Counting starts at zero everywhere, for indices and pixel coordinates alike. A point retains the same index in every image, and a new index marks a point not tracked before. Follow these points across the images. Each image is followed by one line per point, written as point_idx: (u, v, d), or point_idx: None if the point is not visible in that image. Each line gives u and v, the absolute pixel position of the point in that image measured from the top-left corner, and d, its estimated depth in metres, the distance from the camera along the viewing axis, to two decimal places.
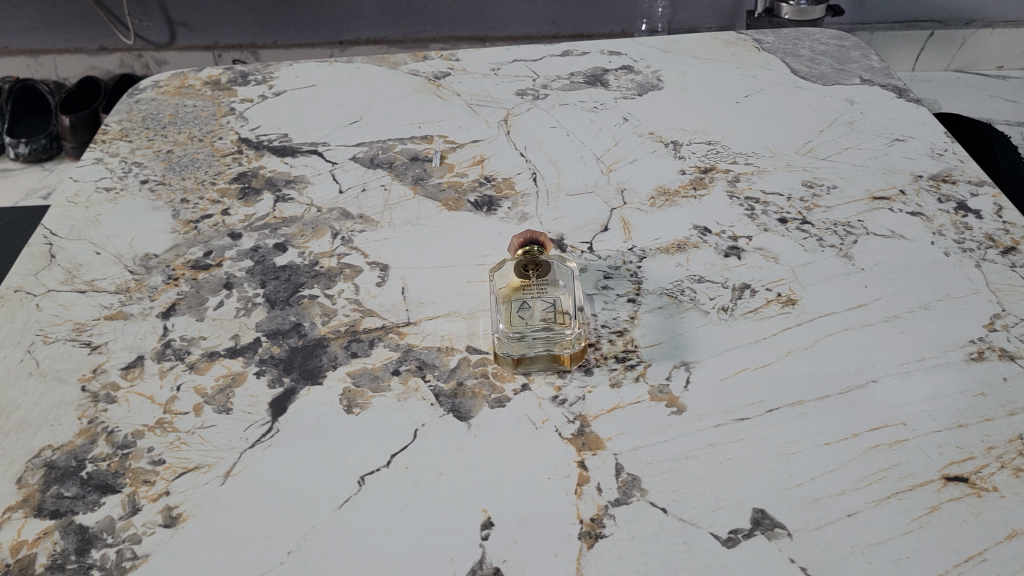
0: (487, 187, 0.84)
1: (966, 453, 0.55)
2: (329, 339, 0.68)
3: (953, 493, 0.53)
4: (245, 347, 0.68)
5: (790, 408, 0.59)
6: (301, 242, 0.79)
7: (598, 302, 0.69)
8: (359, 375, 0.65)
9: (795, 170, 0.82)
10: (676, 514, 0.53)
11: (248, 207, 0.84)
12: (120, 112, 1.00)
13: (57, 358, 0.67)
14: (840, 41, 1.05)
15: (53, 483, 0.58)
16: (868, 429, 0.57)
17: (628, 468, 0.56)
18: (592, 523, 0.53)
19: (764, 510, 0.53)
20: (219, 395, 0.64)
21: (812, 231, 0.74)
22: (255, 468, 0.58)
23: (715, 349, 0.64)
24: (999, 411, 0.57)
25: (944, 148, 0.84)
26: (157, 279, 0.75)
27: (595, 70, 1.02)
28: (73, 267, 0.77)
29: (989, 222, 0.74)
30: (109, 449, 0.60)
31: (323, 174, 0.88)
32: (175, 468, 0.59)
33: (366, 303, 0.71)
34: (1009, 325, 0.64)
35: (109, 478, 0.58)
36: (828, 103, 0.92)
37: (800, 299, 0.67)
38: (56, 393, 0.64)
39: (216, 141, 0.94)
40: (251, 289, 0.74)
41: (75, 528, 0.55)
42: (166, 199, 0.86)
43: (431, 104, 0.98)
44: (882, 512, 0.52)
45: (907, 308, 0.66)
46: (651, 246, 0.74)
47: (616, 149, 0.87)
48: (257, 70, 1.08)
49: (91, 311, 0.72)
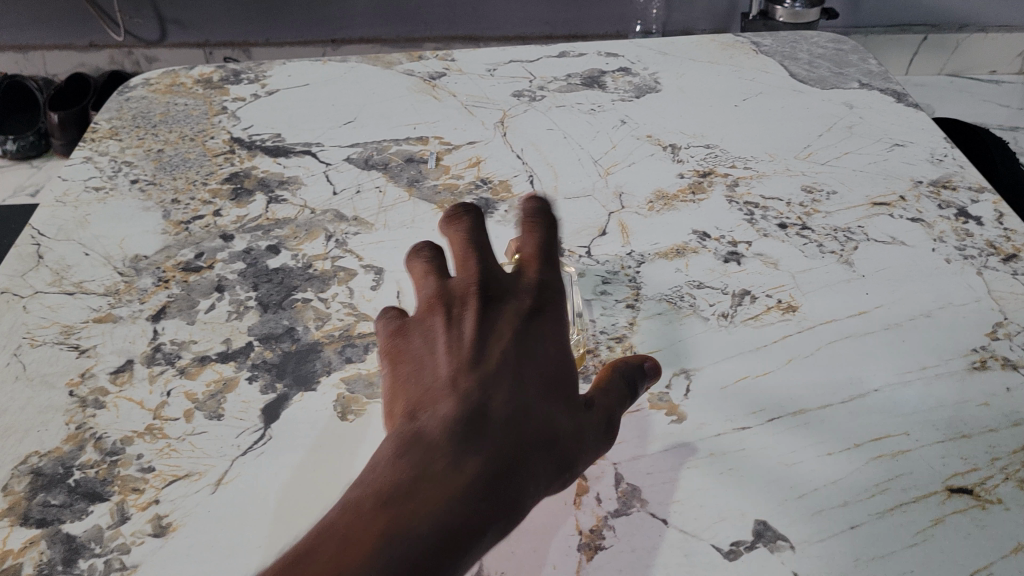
0: (483, 189, 0.83)
1: (970, 465, 0.54)
2: (323, 344, 0.67)
3: (957, 505, 0.52)
4: (237, 352, 0.66)
5: (791, 417, 0.58)
6: (294, 245, 0.77)
7: (596, 308, 0.68)
8: (353, 381, 0.64)
9: (795, 175, 0.81)
10: (677, 526, 0.52)
11: (241, 208, 0.82)
12: (110, 111, 0.99)
13: (44, 362, 0.66)
14: (838, 44, 1.04)
15: (39, 491, 0.57)
16: (871, 439, 0.56)
17: (628, 478, 0.55)
18: (591, 535, 0.52)
19: (767, 522, 0.52)
20: (210, 400, 0.62)
21: (812, 237, 0.74)
22: (247, 476, 0.57)
23: (715, 357, 0.63)
24: (1003, 421, 0.57)
25: (944, 154, 0.83)
26: (148, 280, 0.74)
27: (592, 71, 1.01)
28: (61, 269, 0.75)
29: (990, 229, 0.73)
30: (97, 455, 0.59)
31: (317, 175, 0.86)
32: (166, 476, 0.57)
33: (361, 307, 0.70)
34: (1012, 334, 0.63)
35: (97, 486, 0.57)
36: (828, 107, 0.91)
37: (801, 306, 0.67)
38: (43, 398, 0.63)
39: (208, 140, 0.93)
40: (244, 292, 0.72)
41: (62, 537, 0.54)
42: (156, 199, 0.84)
43: (426, 104, 0.97)
44: (886, 524, 0.51)
45: (909, 315, 0.65)
46: (650, 251, 0.73)
47: (614, 151, 0.86)
48: (249, 68, 1.06)
49: (80, 313, 0.71)
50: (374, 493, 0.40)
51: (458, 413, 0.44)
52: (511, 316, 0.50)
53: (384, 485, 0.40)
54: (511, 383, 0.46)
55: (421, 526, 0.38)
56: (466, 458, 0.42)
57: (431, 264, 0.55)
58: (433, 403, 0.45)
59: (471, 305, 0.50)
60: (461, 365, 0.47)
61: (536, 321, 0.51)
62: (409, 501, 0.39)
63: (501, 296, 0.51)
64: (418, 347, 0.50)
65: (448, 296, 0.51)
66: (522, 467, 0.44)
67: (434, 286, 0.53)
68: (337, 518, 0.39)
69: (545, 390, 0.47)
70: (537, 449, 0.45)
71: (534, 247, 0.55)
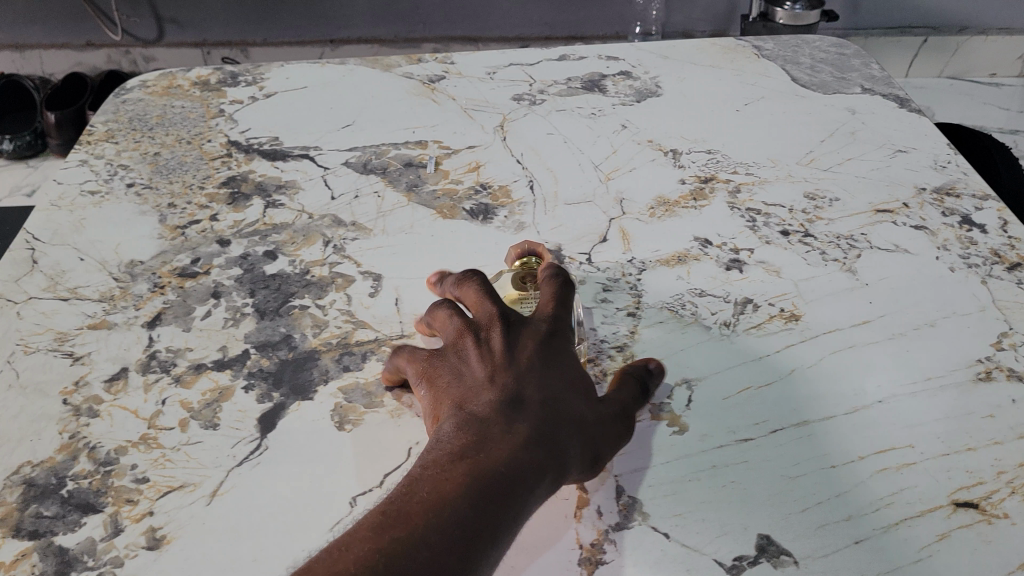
0: (483, 194, 0.82)
1: (976, 478, 0.54)
2: (320, 352, 0.66)
3: (963, 519, 0.51)
4: (233, 360, 0.66)
5: (794, 428, 0.57)
6: (291, 250, 0.77)
7: (597, 316, 0.67)
8: (351, 390, 0.63)
9: (797, 181, 0.81)
10: (679, 540, 0.51)
11: (237, 213, 0.82)
12: (106, 113, 0.98)
13: (38, 370, 0.65)
14: (840, 48, 1.03)
15: (32, 502, 0.56)
16: (875, 452, 0.55)
17: (629, 491, 0.54)
18: (592, 549, 0.51)
19: (770, 536, 0.51)
20: (206, 409, 0.62)
21: (815, 244, 0.73)
22: (242, 487, 0.56)
23: (718, 367, 0.62)
24: (1009, 433, 0.56)
25: (947, 161, 0.83)
26: (143, 286, 0.73)
27: (592, 75, 1.00)
28: (55, 274, 0.75)
29: (994, 237, 0.73)
30: (91, 466, 0.58)
31: (315, 180, 0.86)
32: (160, 487, 0.56)
33: (359, 315, 0.69)
34: (1017, 345, 0.63)
35: (90, 497, 0.56)
36: (830, 112, 0.91)
37: (803, 315, 0.66)
38: (36, 406, 0.62)
39: (205, 143, 0.92)
40: (240, 298, 0.72)
41: (55, 550, 0.53)
42: (153, 203, 0.83)
43: (425, 108, 0.96)
44: (891, 539, 0.51)
45: (913, 325, 0.65)
46: (651, 258, 0.73)
47: (615, 157, 0.86)
48: (247, 70, 1.05)
49: (74, 320, 0.70)
50: (436, 470, 0.50)
51: (495, 412, 0.52)
52: (532, 336, 0.57)
53: (442, 466, 0.50)
54: (538, 383, 0.54)
55: (472, 498, 0.48)
56: (506, 451, 0.50)
57: (455, 303, 0.61)
58: (476, 399, 0.54)
59: (496, 329, 0.57)
60: (494, 369, 0.55)
61: (553, 343, 0.57)
62: (460, 479, 0.49)
63: (521, 322, 0.58)
64: (454, 364, 0.57)
65: (475, 324, 0.58)
66: (553, 451, 0.51)
67: (460, 319, 0.58)
68: (403, 494, 0.49)
69: (568, 388, 0.55)
70: (565, 434, 0.52)
71: (547, 284, 0.62)
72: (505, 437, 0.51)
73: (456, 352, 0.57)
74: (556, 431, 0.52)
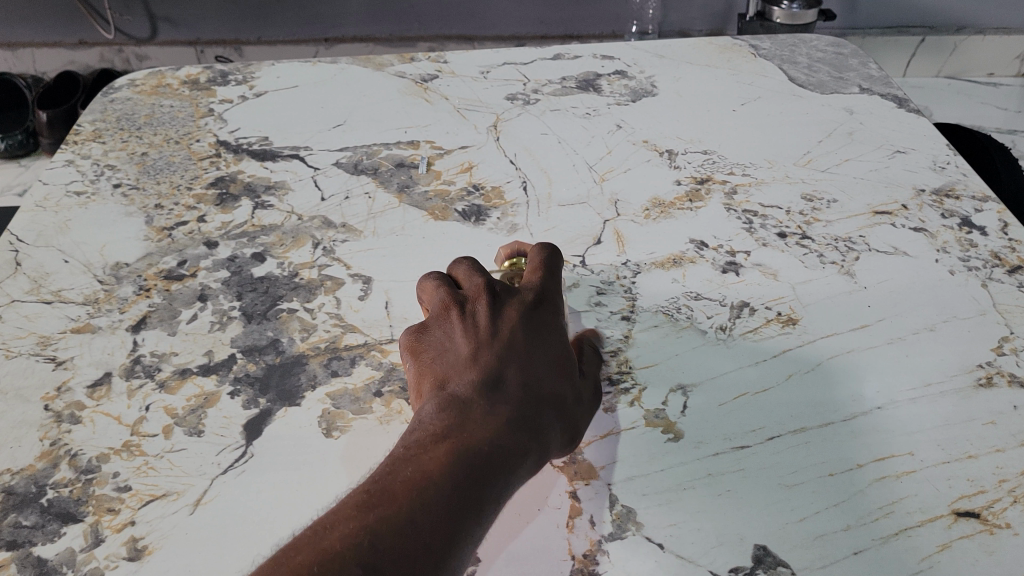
0: (475, 195, 0.81)
1: (977, 487, 0.52)
2: (308, 356, 0.65)
3: (964, 529, 0.50)
4: (219, 365, 0.64)
5: (792, 435, 0.56)
6: (280, 252, 0.75)
7: (590, 319, 0.66)
8: (339, 396, 0.62)
9: (795, 182, 0.79)
10: (674, 550, 0.50)
11: (225, 214, 0.80)
12: (94, 112, 0.96)
13: (19, 374, 0.64)
14: (838, 47, 1.02)
15: (10, 512, 0.54)
16: (875, 459, 0.54)
17: (622, 500, 0.53)
18: (584, 560, 0.50)
19: (767, 547, 0.50)
20: (191, 416, 0.60)
21: (812, 246, 0.72)
22: (227, 495, 0.55)
23: (713, 372, 0.61)
24: (1010, 441, 0.55)
25: (946, 161, 0.81)
26: (128, 289, 0.72)
27: (587, 74, 0.99)
28: (39, 276, 0.73)
29: (994, 239, 0.72)
30: (71, 474, 0.56)
31: (305, 180, 0.84)
32: (142, 495, 0.55)
33: (348, 318, 0.68)
34: (1018, 349, 0.61)
35: (70, 506, 0.54)
36: (827, 112, 0.90)
37: (801, 319, 0.65)
38: (17, 412, 0.61)
39: (193, 143, 0.90)
40: (227, 301, 0.70)
41: (33, 561, 0.52)
42: (139, 204, 0.82)
43: (417, 107, 0.95)
44: (891, 549, 0.49)
45: (913, 329, 0.63)
46: (646, 260, 0.71)
47: (609, 157, 0.84)
48: (237, 69, 1.04)
49: (57, 323, 0.68)
50: (420, 449, 0.49)
51: (478, 392, 0.52)
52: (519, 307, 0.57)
53: (426, 445, 0.50)
54: (522, 363, 0.54)
55: (458, 475, 0.48)
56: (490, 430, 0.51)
57: (442, 276, 0.61)
58: (459, 377, 0.54)
59: (484, 302, 0.57)
60: (479, 347, 0.55)
61: (539, 315, 0.57)
62: (447, 458, 0.49)
63: (509, 293, 0.58)
64: (440, 338, 0.56)
65: (462, 297, 0.58)
66: (536, 431, 0.52)
67: (446, 290, 0.58)
68: (386, 473, 0.48)
69: (553, 367, 0.55)
70: (549, 416, 0.53)
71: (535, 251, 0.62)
72: (489, 416, 0.51)
73: (440, 325, 0.57)
74: (539, 409, 0.53)
